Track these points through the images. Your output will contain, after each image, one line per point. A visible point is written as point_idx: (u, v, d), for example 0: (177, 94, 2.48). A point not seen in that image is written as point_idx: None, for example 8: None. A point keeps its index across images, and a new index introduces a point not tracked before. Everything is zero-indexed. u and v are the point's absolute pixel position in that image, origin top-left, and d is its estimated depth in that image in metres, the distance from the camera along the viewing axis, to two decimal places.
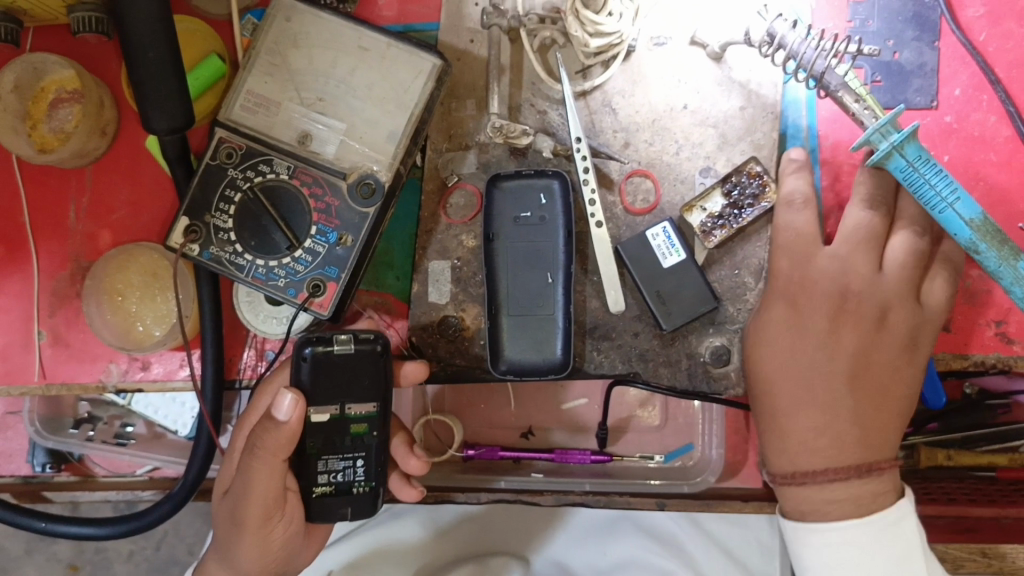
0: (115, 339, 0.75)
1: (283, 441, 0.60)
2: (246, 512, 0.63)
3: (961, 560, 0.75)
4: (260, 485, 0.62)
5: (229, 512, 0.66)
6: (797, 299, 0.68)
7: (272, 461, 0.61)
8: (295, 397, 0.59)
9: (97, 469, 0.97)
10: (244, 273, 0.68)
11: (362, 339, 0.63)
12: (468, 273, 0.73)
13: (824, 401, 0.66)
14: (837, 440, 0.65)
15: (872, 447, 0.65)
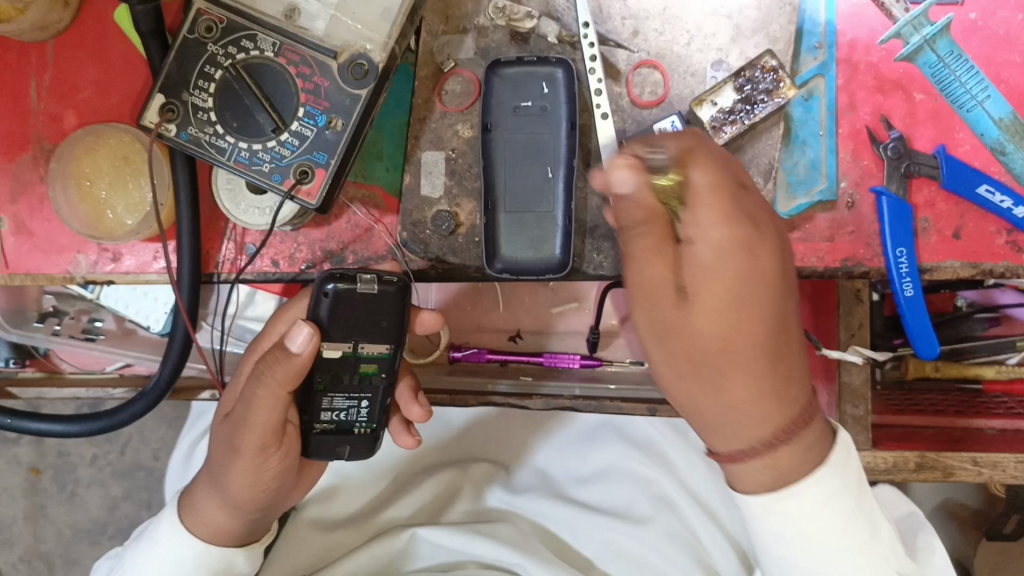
0: (85, 228, 0.71)
1: (291, 372, 0.57)
2: (245, 439, 0.61)
3: (953, 468, 0.74)
4: (263, 415, 0.60)
5: (226, 438, 0.64)
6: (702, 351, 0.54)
7: (276, 392, 0.58)
8: (310, 331, 0.56)
9: (63, 364, 0.94)
10: (226, 156, 0.64)
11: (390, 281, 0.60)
12: (464, 166, 0.69)
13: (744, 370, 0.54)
14: (779, 393, 0.55)
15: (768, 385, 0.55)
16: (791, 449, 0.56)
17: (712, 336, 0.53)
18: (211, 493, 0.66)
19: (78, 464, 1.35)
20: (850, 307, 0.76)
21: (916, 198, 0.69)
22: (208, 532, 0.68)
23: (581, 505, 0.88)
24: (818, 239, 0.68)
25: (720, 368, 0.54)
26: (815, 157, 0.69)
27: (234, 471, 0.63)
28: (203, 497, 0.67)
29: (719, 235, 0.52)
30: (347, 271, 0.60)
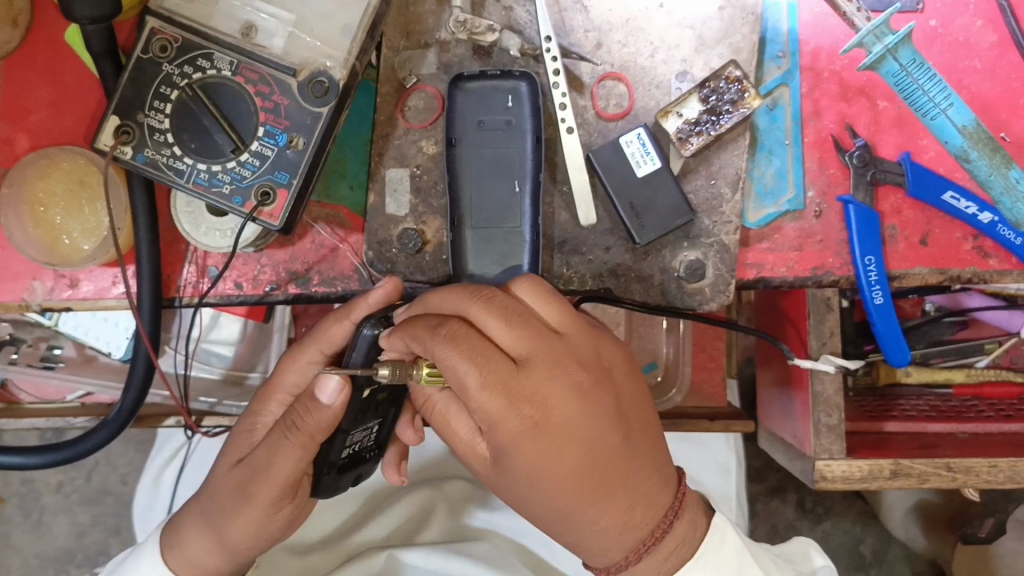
0: (40, 255, 0.69)
1: (325, 421, 0.58)
2: (261, 489, 0.61)
3: (927, 473, 0.74)
4: (282, 466, 0.60)
5: (237, 484, 0.63)
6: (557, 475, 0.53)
7: (304, 444, 0.59)
8: (342, 380, 0.56)
9: (21, 395, 0.91)
10: (184, 179, 0.62)
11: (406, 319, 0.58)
12: (429, 182, 0.68)
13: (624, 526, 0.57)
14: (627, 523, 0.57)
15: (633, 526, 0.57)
16: (649, 561, 0.59)
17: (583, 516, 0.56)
18: (207, 538, 0.66)
19: (42, 491, 1.33)
20: (821, 316, 0.74)
21: (883, 205, 0.69)
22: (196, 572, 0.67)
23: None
24: (786, 249, 0.68)
25: (573, 536, 0.58)
26: (781, 167, 0.69)
27: (240, 518, 0.63)
28: (193, 534, 0.66)
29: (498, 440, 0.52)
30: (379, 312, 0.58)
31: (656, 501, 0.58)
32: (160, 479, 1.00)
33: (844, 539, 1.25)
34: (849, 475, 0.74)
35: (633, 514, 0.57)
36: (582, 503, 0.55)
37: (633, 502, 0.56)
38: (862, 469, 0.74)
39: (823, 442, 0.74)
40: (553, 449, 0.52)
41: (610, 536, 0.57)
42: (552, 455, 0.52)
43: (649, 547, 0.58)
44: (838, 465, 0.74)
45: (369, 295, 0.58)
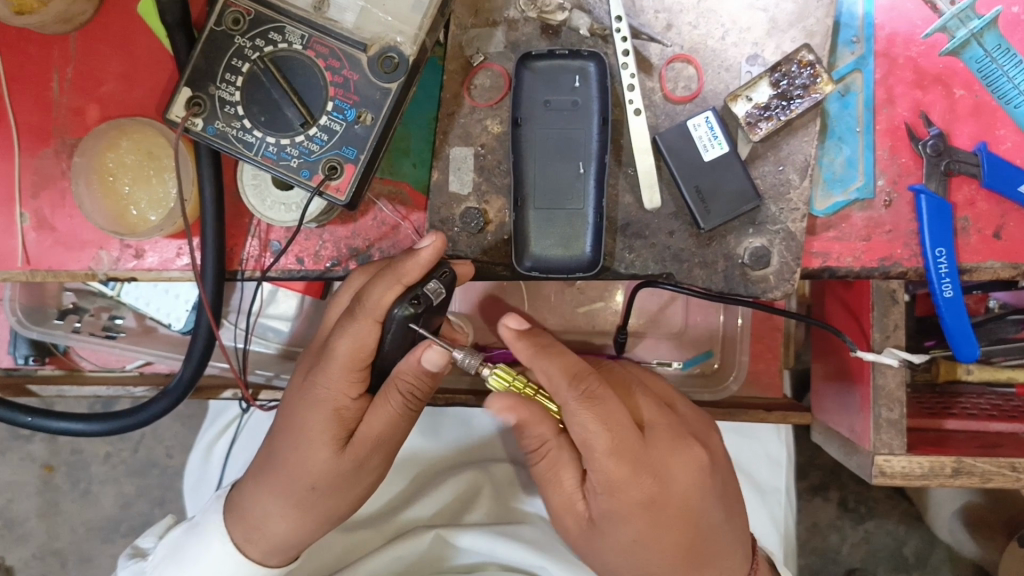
0: (108, 224, 0.70)
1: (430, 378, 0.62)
2: (377, 451, 0.66)
3: (990, 473, 0.71)
4: (397, 426, 0.65)
5: (354, 461, 0.66)
6: (630, 533, 0.63)
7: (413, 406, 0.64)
8: (443, 349, 0.59)
9: (83, 362, 0.92)
10: (253, 152, 0.62)
11: (446, 276, 0.60)
12: (493, 162, 0.68)
13: None
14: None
15: None
16: None
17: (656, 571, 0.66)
18: (295, 516, 0.68)
19: (90, 462, 1.35)
20: (885, 308, 0.73)
21: (955, 196, 0.67)
22: (279, 545, 0.70)
23: None
24: (853, 238, 0.67)
25: None
26: (851, 155, 0.67)
27: (355, 484, 0.68)
28: (277, 521, 0.68)
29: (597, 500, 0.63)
30: (409, 290, 0.59)
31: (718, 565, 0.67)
32: (211, 450, 1.02)
33: (887, 539, 1.24)
34: (909, 471, 0.72)
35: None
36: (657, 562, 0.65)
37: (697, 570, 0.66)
38: (923, 466, 0.72)
39: (883, 436, 0.73)
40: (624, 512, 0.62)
41: None
42: (629, 517, 0.62)
43: None
44: (898, 461, 0.72)
45: (421, 257, 0.58)
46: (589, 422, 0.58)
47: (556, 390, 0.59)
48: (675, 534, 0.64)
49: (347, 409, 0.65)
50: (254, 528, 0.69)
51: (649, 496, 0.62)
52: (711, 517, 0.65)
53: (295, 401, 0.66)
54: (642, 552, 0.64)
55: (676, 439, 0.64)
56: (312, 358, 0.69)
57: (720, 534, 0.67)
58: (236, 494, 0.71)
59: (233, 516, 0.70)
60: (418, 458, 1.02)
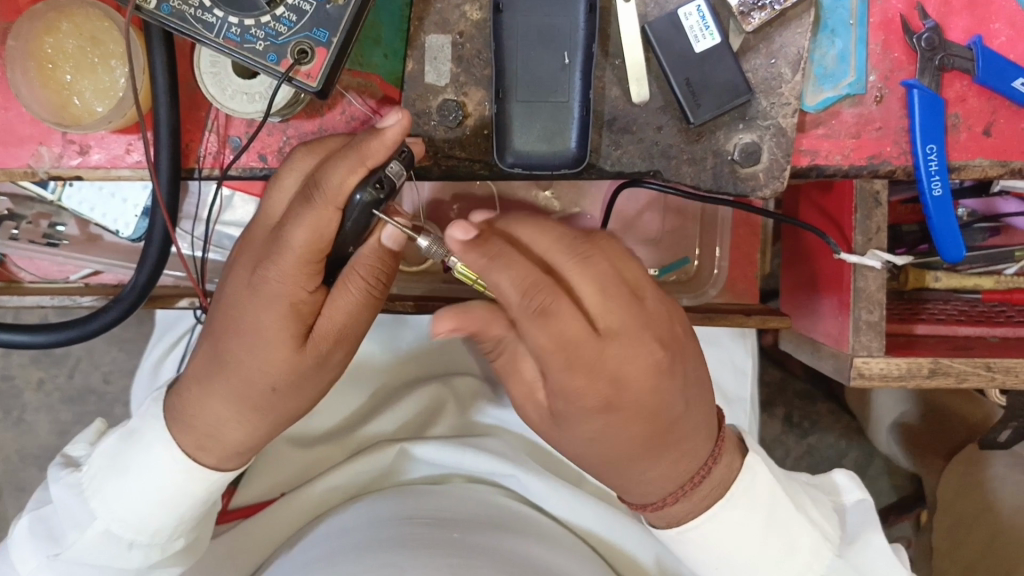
0: (49, 115, 0.64)
1: (388, 259, 0.60)
2: (337, 344, 0.62)
3: (965, 373, 0.72)
4: (357, 317, 0.61)
5: (314, 358, 0.62)
6: (592, 434, 0.58)
7: (374, 294, 0.61)
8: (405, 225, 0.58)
9: (22, 274, 0.85)
10: (213, 33, 0.57)
11: (406, 158, 0.55)
12: (471, 52, 0.64)
13: (670, 471, 0.61)
14: (670, 472, 0.61)
15: (678, 472, 0.61)
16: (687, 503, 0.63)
17: (629, 470, 0.60)
18: (252, 420, 0.64)
19: (23, 389, 1.30)
20: (869, 210, 0.72)
21: (947, 92, 0.65)
22: (235, 450, 0.66)
23: None
24: (843, 135, 0.65)
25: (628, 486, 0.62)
26: (844, 49, 0.65)
27: (313, 380, 0.64)
28: (229, 427, 0.64)
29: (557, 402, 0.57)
30: (371, 173, 0.54)
31: (695, 451, 0.61)
32: (160, 367, 0.97)
33: (829, 453, 1.27)
34: (886, 373, 0.72)
35: (678, 467, 0.61)
36: (630, 457, 0.59)
37: (673, 460, 0.60)
38: (901, 366, 0.72)
39: (863, 338, 0.72)
40: (584, 415, 0.56)
41: (652, 489, 0.61)
42: (591, 422, 0.56)
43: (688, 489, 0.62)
44: (876, 362, 0.72)
45: (386, 136, 0.53)
46: (537, 334, 0.52)
47: (509, 303, 0.53)
48: (644, 429, 0.57)
49: (305, 303, 0.60)
50: (205, 430, 0.65)
51: (605, 396, 0.55)
52: (676, 407, 0.58)
53: (239, 290, 0.61)
54: (609, 450, 0.58)
55: (642, 338, 0.55)
56: (261, 250, 0.61)
57: (689, 416, 0.59)
58: (178, 398, 0.66)
59: (180, 425, 0.65)
60: (379, 374, 0.99)
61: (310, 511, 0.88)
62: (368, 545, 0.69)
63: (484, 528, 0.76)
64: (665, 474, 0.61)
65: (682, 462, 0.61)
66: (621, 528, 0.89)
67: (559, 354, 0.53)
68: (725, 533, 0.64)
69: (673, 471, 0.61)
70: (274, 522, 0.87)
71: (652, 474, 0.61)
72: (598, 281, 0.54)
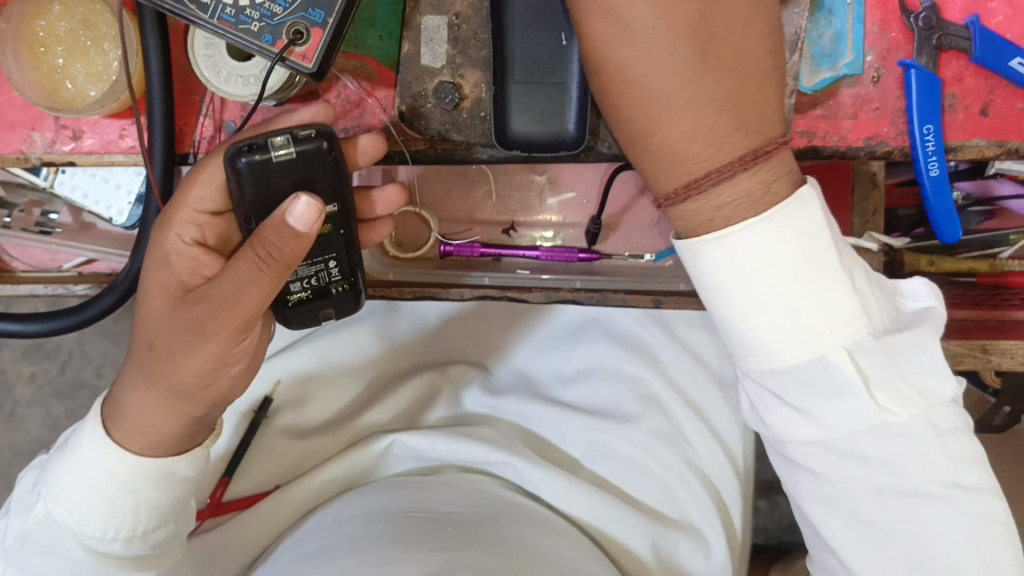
0: (40, 98, 0.63)
1: (300, 248, 0.55)
2: (225, 319, 0.57)
3: (961, 355, 0.72)
4: (250, 295, 0.55)
5: (194, 320, 0.57)
6: (625, 69, 0.52)
7: (269, 271, 0.55)
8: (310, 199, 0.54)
9: (14, 262, 0.86)
10: (207, 14, 0.57)
11: (301, 136, 0.56)
12: (467, 33, 0.64)
13: (707, 115, 0.52)
14: (716, 139, 0.52)
15: (736, 108, 0.52)
16: (728, 188, 0.52)
17: (657, 96, 0.51)
18: (156, 392, 0.61)
19: (14, 384, 1.30)
20: (865, 193, 0.73)
21: (944, 72, 0.65)
22: (150, 433, 0.62)
23: (555, 400, 0.96)
24: (840, 116, 0.65)
25: (658, 161, 0.54)
26: (841, 29, 0.65)
27: (200, 355, 0.58)
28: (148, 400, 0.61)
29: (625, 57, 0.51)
30: (256, 141, 0.56)
31: (747, 114, 0.52)
32: None
33: None
34: None
35: (728, 135, 0.52)
36: (689, 69, 0.51)
37: (715, 116, 0.52)
38: None
39: None
40: (624, 38, 0.51)
41: (701, 162, 0.53)
42: (641, 55, 0.51)
43: (757, 158, 0.52)
44: None
45: (290, 113, 0.59)
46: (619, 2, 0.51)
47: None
48: (705, 69, 0.51)
49: (177, 253, 0.60)
50: (148, 435, 0.62)
51: (667, 51, 0.51)
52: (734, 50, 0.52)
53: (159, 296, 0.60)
54: (669, 78, 0.51)
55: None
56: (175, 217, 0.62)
57: (756, 74, 0.53)
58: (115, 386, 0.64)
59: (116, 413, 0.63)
60: (376, 362, 0.99)
61: (305, 504, 0.88)
62: (360, 542, 0.68)
63: (482, 520, 0.75)
64: (700, 118, 0.52)
65: (723, 127, 0.52)
66: (613, 519, 0.87)
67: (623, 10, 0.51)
68: (753, 263, 0.51)
69: (712, 156, 0.52)
70: (269, 513, 0.86)
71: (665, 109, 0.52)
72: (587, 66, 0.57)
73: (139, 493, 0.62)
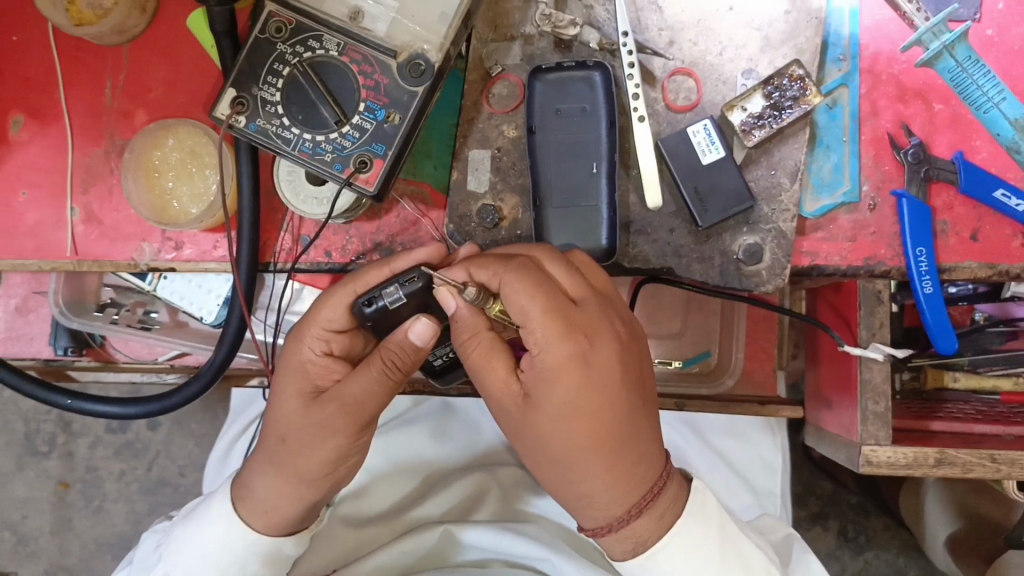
0: (150, 214, 0.75)
1: (415, 355, 0.66)
2: (347, 418, 0.67)
3: (971, 464, 0.75)
4: (374, 398, 0.67)
5: (320, 421, 0.68)
6: (543, 420, 0.62)
7: (394, 377, 0.67)
8: (427, 321, 0.64)
9: (117, 355, 0.98)
10: (291, 147, 0.69)
11: (409, 284, 0.65)
12: (508, 163, 0.74)
13: (608, 462, 0.63)
14: (627, 486, 0.64)
15: (631, 473, 0.64)
16: (648, 519, 0.66)
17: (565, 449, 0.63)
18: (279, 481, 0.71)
19: (104, 480, 1.41)
20: (871, 307, 0.78)
21: (934, 201, 0.73)
22: (266, 513, 0.72)
23: None
24: (840, 238, 0.73)
25: (581, 491, 0.64)
26: (838, 162, 0.73)
27: (322, 449, 0.68)
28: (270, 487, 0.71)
29: (551, 355, 0.60)
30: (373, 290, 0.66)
31: (645, 473, 0.65)
32: (232, 449, 1.05)
33: (884, 568, 1.28)
34: (895, 461, 0.77)
35: (623, 479, 0.64)
36: (581, 387, 0.61)
37: (622, 469, 0.64)
38: (908, 456, 0.76)
39: (870, 428, 0.78)
40: (563, 399, 0.61)
41: (597, 493, 0.64)
42: (567, 406, 0.61)
43: (649, 503, 0.65)
44: (884, 451, 0.77)
45: (412, 253, 0.66)
46: (523, 290, 0.59)
47: (523, 309, 0.60)
48: (600, 420, 0.62)
49: (311, 364, 0.70)
50: (269, 515, 0.72)
51: (570, 398, 0.61)
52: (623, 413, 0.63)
53: (293, 398, 0.70)
54: (573, 421, 0.62)
55: (604, 365, 0.62)
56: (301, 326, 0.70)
57: (642, 444, 0.64)
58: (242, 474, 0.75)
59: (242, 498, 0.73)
60: (426, 463, 1.06)
61: None
62: None
63: None
64: (607, 481, 0.64)
65: (633, 475, 0.64)
66: None
67: (546, 313, 0.60)
68: None
69: (618, 501, 0.65)
70: None
71: (580, 459, 0.63)
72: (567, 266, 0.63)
73: (249, 566, 0.75)
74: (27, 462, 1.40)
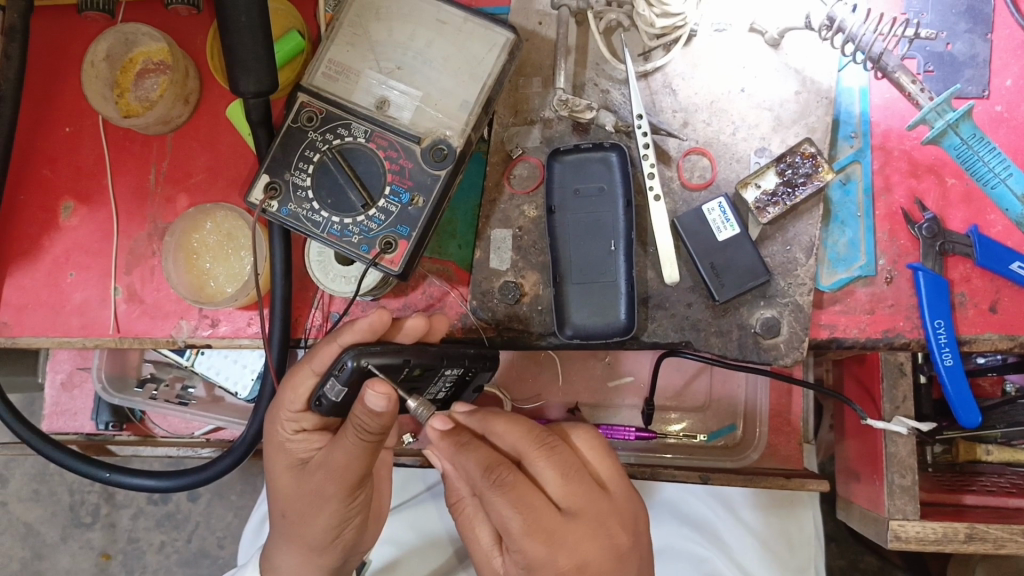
0: (189, 292, 0.79)
1: (382, 420, 0.61)
2: (337, 483, 0.68)
3: (1003, 540, 0.74)
4: (359, 463, 0.66)
5: (313, 489, 0.70)
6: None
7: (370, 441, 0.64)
8: (371, 390, 0.58)
9: (156, 429, 1.01)
10: (320, 229, 0.72)
11: (341, 374, 0.62)
12: (529, 242, 0.76)
13: None
14: None
15: None
16: None
17: None
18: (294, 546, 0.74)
19: (145, 551, 1.43)
20: (894, 380, 0.78)
21: (952, 274, 0.74)
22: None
23: None
24: (858, 311, 0.74)
25: None
26: (854, 237, 0.75)
27: (324, 514, 0.70)
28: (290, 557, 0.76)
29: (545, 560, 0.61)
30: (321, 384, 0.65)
31: None
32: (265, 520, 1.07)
33: None
34: (923, 536, 0.75)
35: None
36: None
37: None
38: (937, 531, 0.75)
39: (898, 502, 0.77)
40: None
41: None
42: None
43: None
44: (912, 525, 0.76)
45: (341, 336, 0.64)
46: (503, 507, 0.59)
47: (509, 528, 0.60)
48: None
49: (290, 442, 0.70)
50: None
51: None
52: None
53: (284, 470, 0.72)
54: None
55: (604, 532, 0.62)
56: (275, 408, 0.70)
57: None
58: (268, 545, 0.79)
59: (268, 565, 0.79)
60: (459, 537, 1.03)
61: None
62: None
63: None
64: None
65: None
66: None
67: (529, 534, 0.60)
68: None
69: None
70: None
71: None
72: (564, 471, 0.61)
73: None
74: (72, 533, 1.43)
